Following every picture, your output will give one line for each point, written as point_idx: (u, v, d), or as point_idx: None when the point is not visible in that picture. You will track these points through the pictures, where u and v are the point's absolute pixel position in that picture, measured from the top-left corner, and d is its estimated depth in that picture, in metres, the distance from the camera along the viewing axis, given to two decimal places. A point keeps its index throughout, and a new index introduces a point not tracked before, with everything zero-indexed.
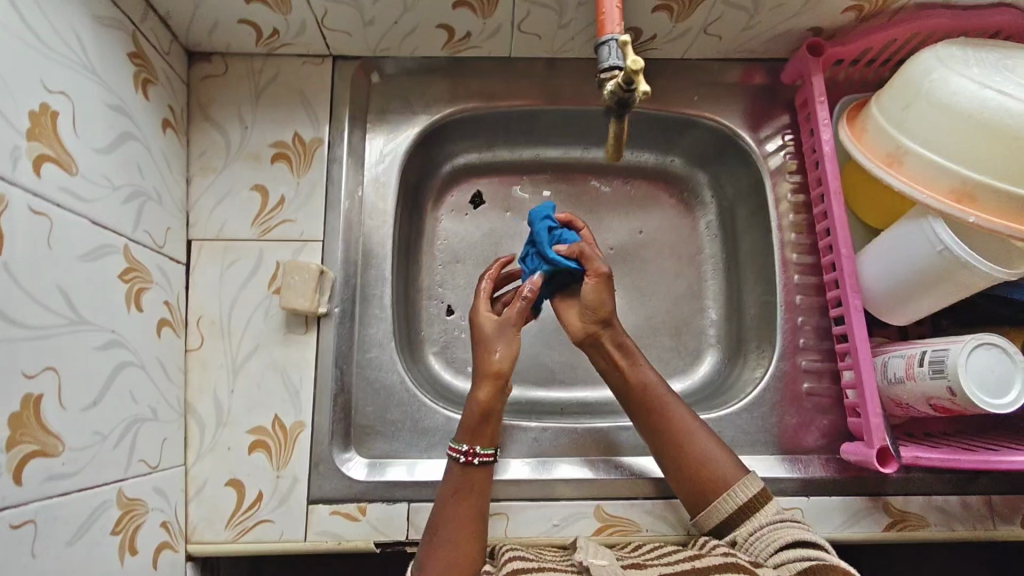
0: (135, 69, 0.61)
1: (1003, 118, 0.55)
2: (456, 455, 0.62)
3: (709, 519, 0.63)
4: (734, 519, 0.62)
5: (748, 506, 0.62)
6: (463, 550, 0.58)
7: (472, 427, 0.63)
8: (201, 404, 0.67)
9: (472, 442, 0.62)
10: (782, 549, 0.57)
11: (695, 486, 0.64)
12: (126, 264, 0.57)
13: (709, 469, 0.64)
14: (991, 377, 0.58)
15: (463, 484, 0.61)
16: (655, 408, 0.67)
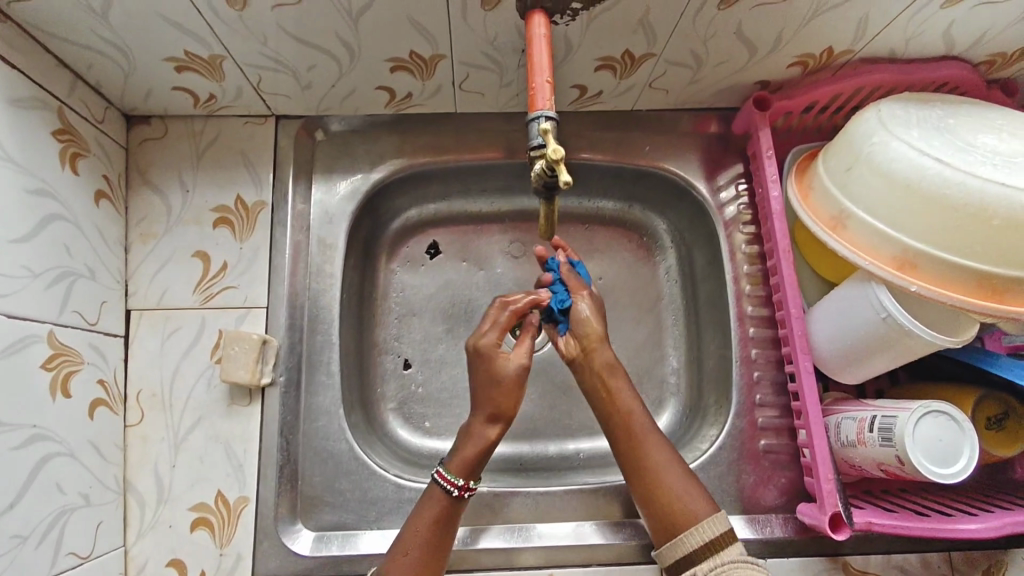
0: (62, 146, 0.59)
1: (940, 187, 0.54)
2: (450, 488, 0.60)
3: (671, 553, 0.58)
4: (697, 553, 0.57)
5: (713, 544, 0.57)
6: None
7: (477, 464, 0.61)
8: (141, 480, 0.65)
9: (468, 477, 0.60)
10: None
11: (664, 515, 0.59)
12: (51, 351, 0.55)
13: (677, 500, 0.59)
14: (941, 447, 0.57)
15: (448, 512, 0.60)
16: (631, 433, 0.63)
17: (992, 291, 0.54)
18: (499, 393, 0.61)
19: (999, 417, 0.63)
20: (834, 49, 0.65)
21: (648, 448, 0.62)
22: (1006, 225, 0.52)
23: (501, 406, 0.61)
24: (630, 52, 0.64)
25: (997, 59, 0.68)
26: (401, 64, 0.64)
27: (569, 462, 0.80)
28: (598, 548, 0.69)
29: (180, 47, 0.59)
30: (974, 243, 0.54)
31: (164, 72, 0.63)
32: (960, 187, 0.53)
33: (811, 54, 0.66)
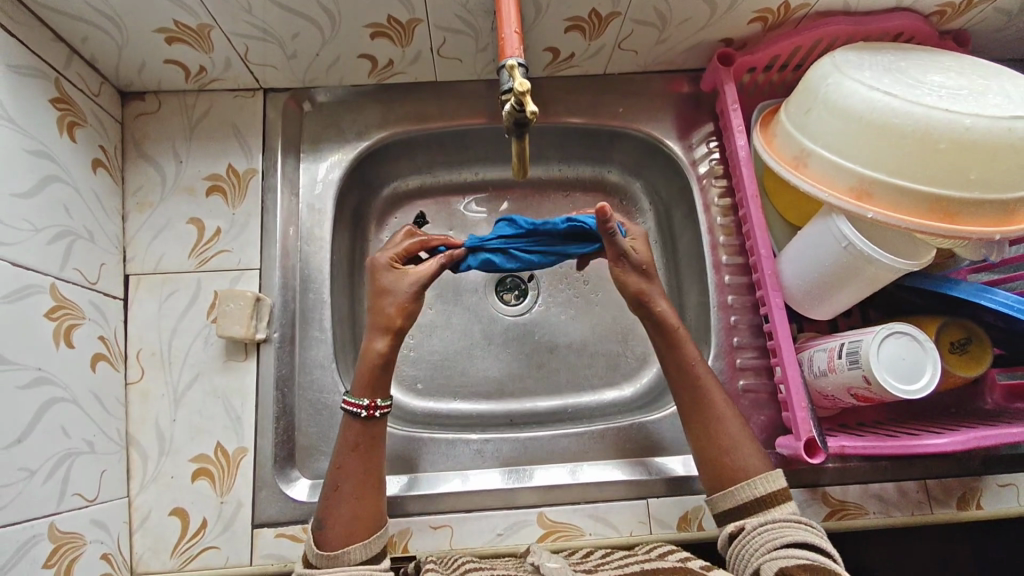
0: (60, 114, 0.63)
1: (891, 118, 0.58)
2: (356, 410, 0.61)
3: (721, 503, 0.62)
4: (746, 506, 0.61)
5: (763, 500, 0.60)
6: (365, 507, 0.59)
7: (373, 380, 0.62)
8: (143, 435, 0.67)
9: (374, 396, 0.62)
10: (780, 549, 0.55)
11: (717, 468, 0.63)
12: (53, 302, 0.58)
13: (732, 456, 0.63)
14: (904, 364, 0.60)
15: (364, 438, 0.61)
16: (702, 393, 0.66)
17: (945, 213, 0.58)
18: (391, 302, 0.63)
19: (962, 341, 0.67)
20: (791, 3, 0.69)
21: (716, 410, 0.65)
22: (951, 148, 0.56)
23: (390, 319, 0.63)
24: (596, 11, 0.68)
25: (948, 9, 0.71)
26: (380, 30, 0.68)
27: (558, 416, 0.83)
28: (585, 488, 0.71)
29: (170, 18, 0.62)
30: (924, 168, 0.57)
31: (155, 45, 0.66)
32: (908, 116, 0.57)
33: (770, 9, 0.69)
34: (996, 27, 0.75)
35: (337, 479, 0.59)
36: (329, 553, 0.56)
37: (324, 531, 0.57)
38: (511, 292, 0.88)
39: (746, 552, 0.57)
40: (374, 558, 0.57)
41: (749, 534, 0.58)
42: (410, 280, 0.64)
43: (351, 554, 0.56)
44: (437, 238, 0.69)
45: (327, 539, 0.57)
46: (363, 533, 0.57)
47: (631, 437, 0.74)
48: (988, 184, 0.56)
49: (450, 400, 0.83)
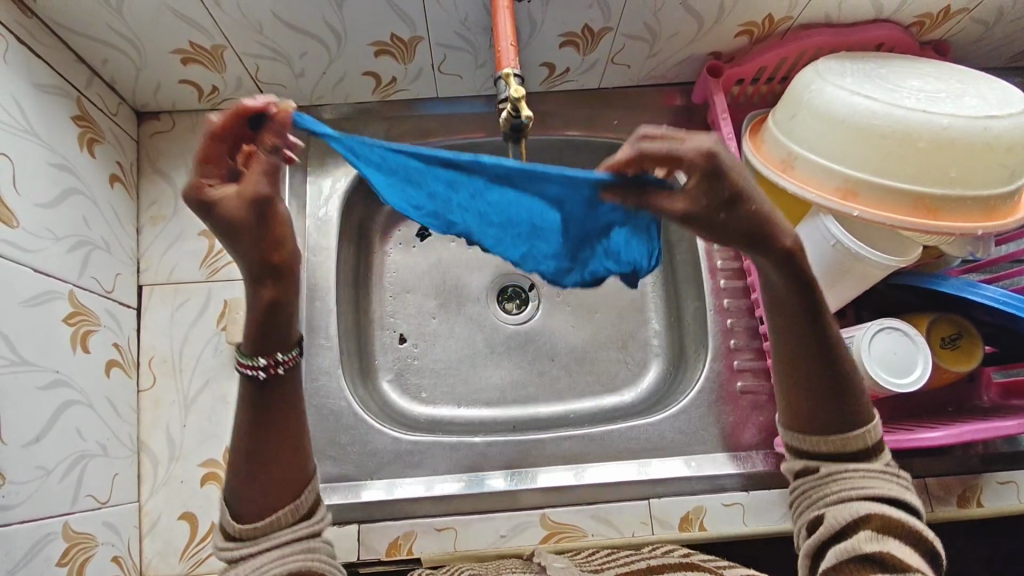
0: (80, 130, 0.66)
1: (871, 120, 0.60)
2: (251, 372, 0.49)
3: (803, 447, 0.52)
4: (832, 459, 0.51)
5: (851, 455, 0.50)
6: (286, 469, 0.51)
7: (261, 333, 0.48)
8: (154, 441, 0.69)
9: (269, 351, 0.49)
10: (858, 499, 0.48)
11: (812, 416, 0.51)
12: (71, 309, 0.61)
13: (834, 410, 0.50)
14: (895, 359, 0.61)
15: (273, 399, 0.50)
16: (824, 337, 0.49)
17: (928, 210, 0.60)
18: (252, 237, 0.44)
19: (953, 337, 0.68)
20: (774, 16, 0.72)
21: (835, 356, 0.49)
22: (931, 147, 0.58)
23: (266, 254, 0.45)
24: (589, 26, 0.72)
25: (926, 20, 0.74)
26: (383, 48, 0.71)
27: (561, 420, 0.84)
28: (589, 489, 0.72)
29: (185, 38, 0.66)
30: (906, 167, 0.59)
31: (171, 65, 0.70)
32: (888, 118, 0.59)
33: (755, 22, 0.73)
34: (974, 38, 0.78)
35: (245, 449, 0.50)
36: (254, 524, 0.49)
37: (240, 503, 0.50)
38: (512, 301, 0.90)
39: (817, 490, 0.50)
40: (304, 516, 0.51)
41: (829, 473, 0.50)
42: (236, 198, 0.44)
43: (278, 522, 0.50)
44: (227, 118, 0.44)
45: (248, 510, 0.50)
46: (286, 497, 0.50)
47: (636, 441, 0.74)
48: (967, 180, 0.58)
49: (453, 407, 0.84)
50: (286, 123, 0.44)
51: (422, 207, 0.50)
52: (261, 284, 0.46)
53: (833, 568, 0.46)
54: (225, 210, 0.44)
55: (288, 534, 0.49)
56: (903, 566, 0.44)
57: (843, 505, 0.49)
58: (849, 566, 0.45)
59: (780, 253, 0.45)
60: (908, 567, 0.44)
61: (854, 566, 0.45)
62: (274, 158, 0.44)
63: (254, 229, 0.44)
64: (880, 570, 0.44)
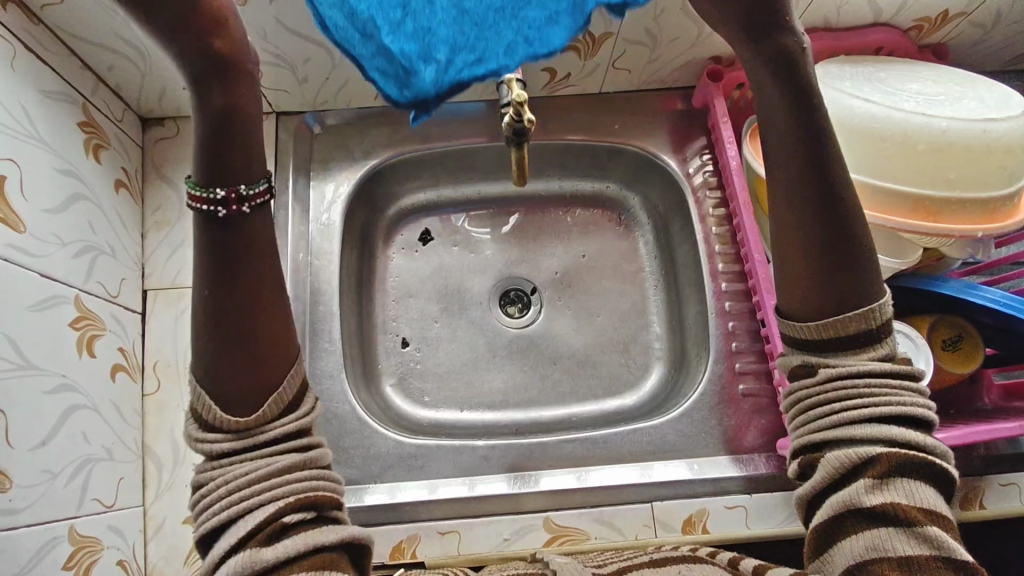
0: (86, 136, 0.66)
1: (870, 122, 0.60)
2: (209, 209, 0.40)
3: (817, 333, 0.45)
4: (844, 342, 0.45)
5: (863, 332, 0.45)
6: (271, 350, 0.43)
7: (218, 161, 0.41)
8: (158, 445, 0.69)
9: (225, 183, 0.41)
10: (862, 427, 0.44)
11: (824, 289, 0.45)
12: (76, 313, 0.61)
13: (849, 277, 0.44)
14: None
15: (237, 245, 0.42)
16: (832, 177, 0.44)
17: (927, 212, 0.60)
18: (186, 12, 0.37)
19: (953, 339, 0.68)
20: None
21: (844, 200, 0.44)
22: (929, 149, 0.59)
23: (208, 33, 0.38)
24: (590, 32, 0.72)
25: (924, 24, 0.75)
26: None
27: (564, 424, 0.84)
28: (592, 493, 0.72)
29: None
30: (905, 169, 0.60)
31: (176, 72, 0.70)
32: (886, 120, 0.60)
33: None
34: (972, 42, 0.79)
35: (212, 313, 0.42)
36: (244, 419, 0.43)
37: (220, 385, 0.43)
38: (514, 305, 0.90)
39: (813, 423, 0.46)
40: (291, 407, 0.45)
41: (824, 402, 0.45)
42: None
43: (266, 416, 0.43)
44: None
45: (230, 395, 0.43)
46: (271, 380, 0.44)
47: (638, 445, 0.74)
48: (967, 182, 0.59)
49: (456, 410, 0.85)
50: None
51: (392, 62, 0.53)
52: (209, 90, 0.39)
53: (831, 521, 0.44)
54: None
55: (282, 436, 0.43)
56: (909, 518, 0.42)
57: (845, 440, 0.44)
58: (849, 523, 0.43)
59: (770, 54, 0.43)
60: (913, 514, 0.42)
61: (854, 523, 0.43)
62: None
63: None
64: (882, 525, 0.42)
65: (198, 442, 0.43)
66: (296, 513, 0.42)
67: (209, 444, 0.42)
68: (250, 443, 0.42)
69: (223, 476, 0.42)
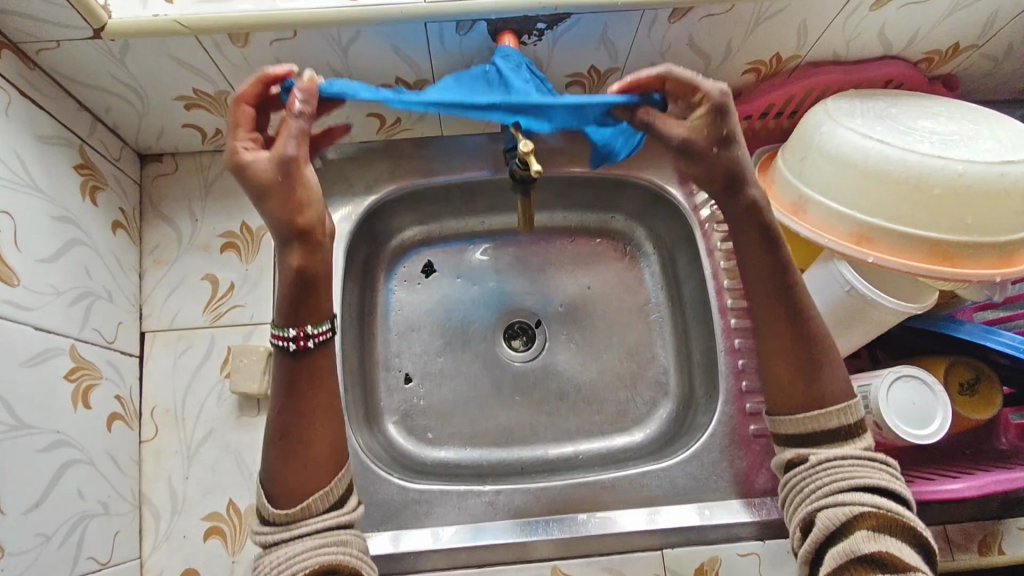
0: (83, 179, 0.65)
1: (885, 164, 0.59)
2: (284, 344, 0.57)
3: (788, 426, 0.60)
4: (818, 435, 0.58)
5: (834, 431, 0.58)
6: (314, 453, 0.58)
7: (293, 308, 0.57)
8: (155, 494, 0.67)
9: (301, 325, 0.58)
10: (848, 494, 0.54)
11: (786, 391, 0.60)
12: (72, 364, 0.60)
13: (807, 382, 0.60)
14: (913, 410, 0.60)
15: (301, 374, 0.59)
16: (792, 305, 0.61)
17: (944, 256, 0.59)
18: (285, 198, 0.54)
19: (971, 382, 0.66)
20: (782, 55, 0.72)
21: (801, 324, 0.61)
22: (946, 193, 0.57)
23: (292, 219, 0.54)
24: (595, 67, 0.71)
25: (934, 56, 0.74)
26: (388, 90, 0.71)
27: (570, 462, 0.82)
28: (601, 539, 0.70)
29: (189, 85, 0.66)
30: (921, 213, 0.58)
31: (175, 112, 0.69)
32: (901, 163, 0.59)
33: (762, 60, 0.72)
34: (982, 72, 0.77)
35: (282, 426, 0.58)
36: (287, 511, 0.55)
37: (275, 486, 0.57)
38: (518, 338, 0.89)
39: (803, 483, 0.57)
40: (336, 503, 0.57)
41: (814, 468, 0.56)
42: (267, 159, 0.54)
43: (310, 508, 0.56)
44: (255, 84, 0.55)
45: (283, 496, 0.56)
46: (320, 480, 0.57)
47: (648, 488, 0.72)
48: (984, 227, 0.57)
49: (460, 449, 0.83)
50: (314, 92, 0.55)
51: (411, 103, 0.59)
52: (291, 251, 0.56)
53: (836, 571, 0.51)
54: (255, 172, 0.54)
55: (318, 523, 0.55)
56: (902, 567, 0.50)
57: (838, 507, 0.54)
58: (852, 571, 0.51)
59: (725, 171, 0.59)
60: (904, 563, 0.50)
61: (857, 569, 0.50)
62: (300, 125, 0.54)
63: (283, 188, 0.54)
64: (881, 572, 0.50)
65: (256, 532, 0.56)
66: None
67: (262, 535, 0.55)
68: (292, 530, 0.55)
69: (269, 562, 0.53)
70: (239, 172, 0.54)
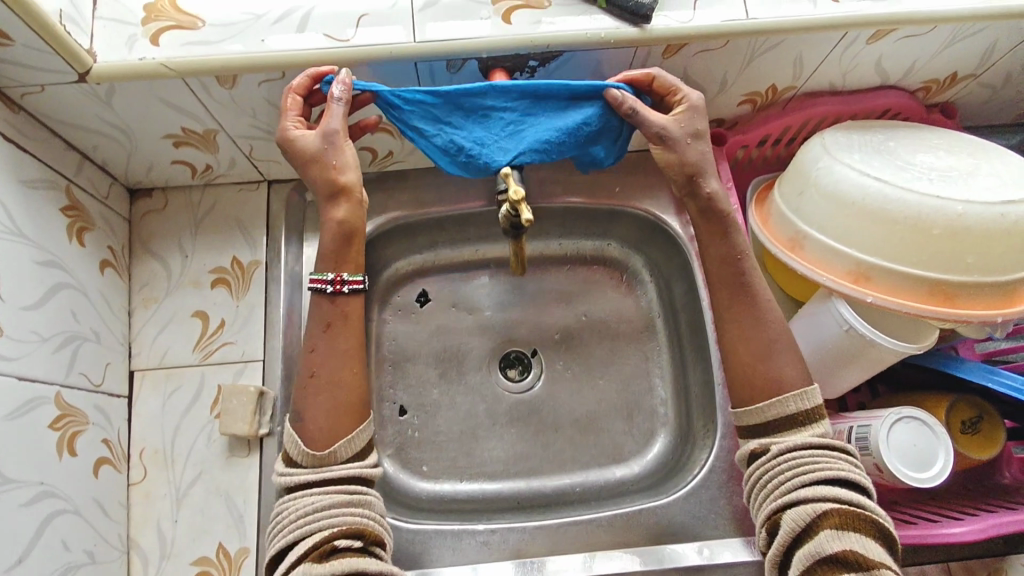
0: (69, 220, 0.64)
1: (884, 203, 0.58)
2: (321, 286, 0.63)
3: (749, 417, 0.61)
4: (775, 422, 0.59)
5: (791, 417, 0.59)
6: (344, 399, 0.61)
7: (334, 257, 0.64)
8: (144, 538, 0.66)
9: (339, 272, 0.64)
10: (812, 489, 0.54)
11: (744, 376, 0.62)
12: (57, 412, 0.59)
13: (764, 366, 0.61)
14: (915, 452, 0.59)
15: (335, 317, 0.64)
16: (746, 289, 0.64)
17: (945, 296, 0.58)
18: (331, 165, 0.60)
19: (973, 420, 0.65)
20: (778, 87, 0.71)
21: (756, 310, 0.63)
22: (946, 234, 0.56)
23: (334, 182, 0.61)
24: None
25: (932, 85, 0.73)
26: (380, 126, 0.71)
27: (568, 496, 0.81)
28: None
29: (178, 124, 0.65)
30: (921, 253, 0.57)
31: (164, 149, 0.69)
32: (900, 202, 0.58)
33: (758, 91, 0.71)
34: (980, 100, 0.77)
35: (314, 367, 0.62)
36: (317, 453, 0.58)
37: (304, 423, 0.60)
38: (514, 367, 0.87)
39: (767, 477, 0.57)
40: (359, 454, 0.60)
41: (777, 460, 0.57)
42: (317, 135, 0.59)
43: (338, 455, 0.59)
44: (305, 79, 0.58)
45: (311, 434, 0.59)
46: (348, 427, 0.60)
47: (645, 526, 0.72)
48: (985, 267, 0.57)
49: (456, 482, 0.81)
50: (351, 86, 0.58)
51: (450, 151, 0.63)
52: (334, 207, 0.62)
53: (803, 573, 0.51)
54: (304, 147, 0.60)
55: (343, 471, 0.58)
56: (866, 564, 0.49)
57: (803, 503, 0.54)
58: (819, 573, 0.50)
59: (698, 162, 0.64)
60: (869, 562, 0.49)
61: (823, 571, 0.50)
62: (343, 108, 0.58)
63: (329, 158, 0.60)
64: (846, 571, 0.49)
65: (282, 476, 0.59)
66: (345, 539, 0.54)
67: (289, 478, 0.58)
68: (320, 473, 0.58)
69: (295, 511, 0.56)
70: (289, 148, 0.60)
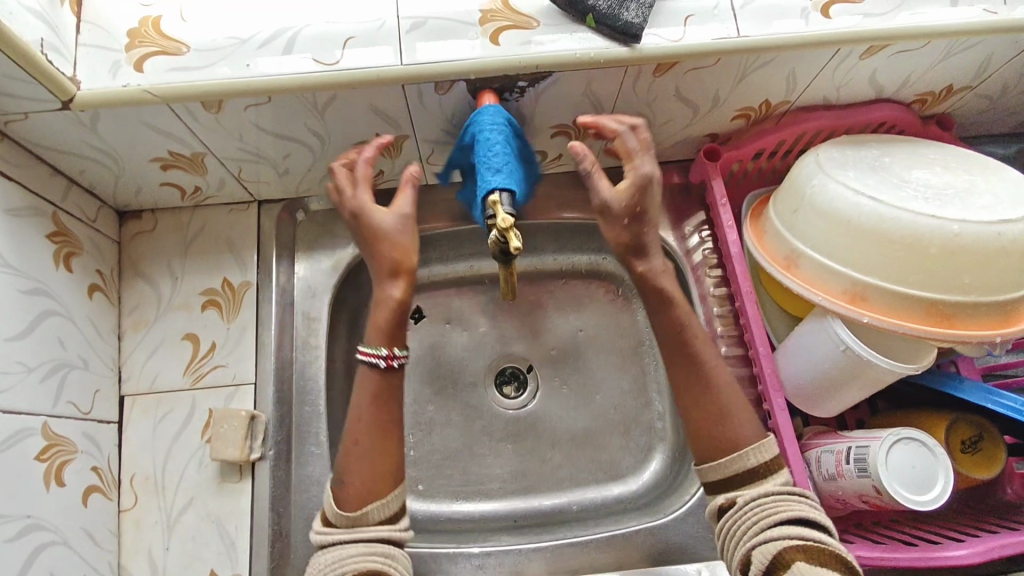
0: (57, 247, 0.64)
1: (880, 222, 0.57)
2: (375, 361, 0.61)
3: (710, 474, 0.59)
4: (737, 479, 0.58)
5: (750, 472, 0.58)
6: (382, 470, 0.58)
7: (388, 331, 0.61)
8: (135, 565, 0.65)
9: (391, 345, 0.61)
10: (779, 526, 0.53)
11: (702, 437, 0.60)
12: (45, 443, 0.58)
13: (721, 425, 0.60)
14: (914, 474, 0.58)
15: (383, 388, 0.61)
16: (692, 348, 0.62)
17: (941, 317, 0.57)
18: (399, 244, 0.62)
19: (974, 440, 0.64)
20: (771, 101, 0.70)
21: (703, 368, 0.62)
22: (942, 253, 0.56)
23: (398, 262, 0.61)
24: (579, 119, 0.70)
25: (927, 97, 0.72)
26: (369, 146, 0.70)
27: (565, 515, 0.80)
28: None
29: (164, 148, 0.64)
30: (917, 273, 0.57)
31: (151, 172, 0.68)
32: (896, 221, 0.57)
33: (751, 106, 0.71)
34: (977, 111, 0.76)
35: (356, 431, 0.60)
36: (353, 514, 0.56)
37: (342, 486, 0.58)
38: (510, 384, 0.87)
39: (732, 522, 0.56)
40: (392, 518, 0.58)
41: (741, 506, 0.56)
42: (390, 213, 0.62)
43: (371, 518, 0.56)
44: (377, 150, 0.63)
45: (347, 497, 0.57)
46: (382, 494, 0.57)
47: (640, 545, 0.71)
48: (982, 286, 0.56)
49: (452, 501, 0.81)
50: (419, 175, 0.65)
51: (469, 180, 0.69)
52: (389, 286, 0.61)
53: None
54: (376, 223, 0.61)
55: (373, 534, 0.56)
56: None
57: (770, 540, 0.53)
58: None
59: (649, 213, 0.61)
60: None
61: None
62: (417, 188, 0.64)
63: (400, 237, 0.62)
64: None
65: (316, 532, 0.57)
66: None
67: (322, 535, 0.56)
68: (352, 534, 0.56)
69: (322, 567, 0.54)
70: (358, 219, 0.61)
